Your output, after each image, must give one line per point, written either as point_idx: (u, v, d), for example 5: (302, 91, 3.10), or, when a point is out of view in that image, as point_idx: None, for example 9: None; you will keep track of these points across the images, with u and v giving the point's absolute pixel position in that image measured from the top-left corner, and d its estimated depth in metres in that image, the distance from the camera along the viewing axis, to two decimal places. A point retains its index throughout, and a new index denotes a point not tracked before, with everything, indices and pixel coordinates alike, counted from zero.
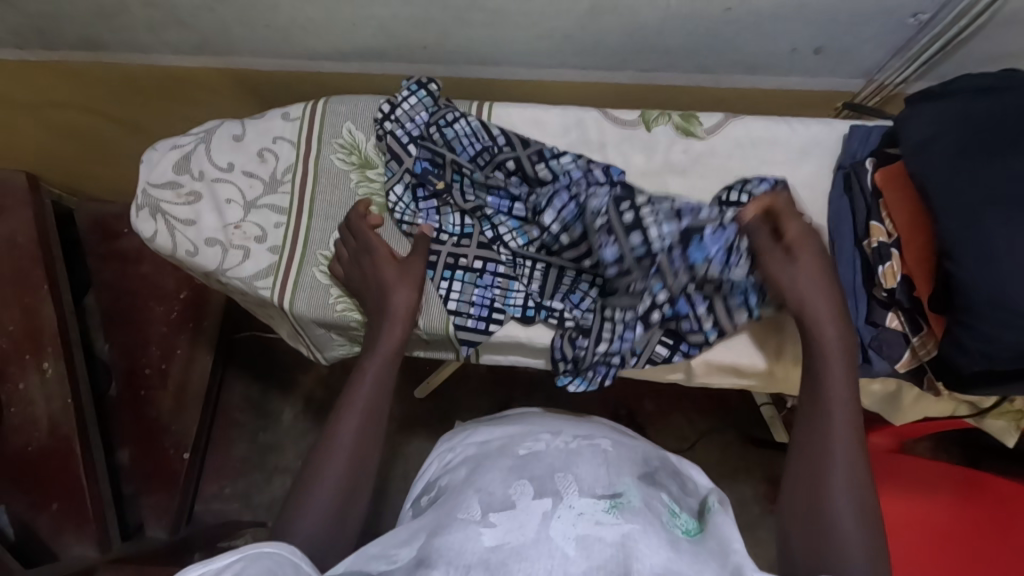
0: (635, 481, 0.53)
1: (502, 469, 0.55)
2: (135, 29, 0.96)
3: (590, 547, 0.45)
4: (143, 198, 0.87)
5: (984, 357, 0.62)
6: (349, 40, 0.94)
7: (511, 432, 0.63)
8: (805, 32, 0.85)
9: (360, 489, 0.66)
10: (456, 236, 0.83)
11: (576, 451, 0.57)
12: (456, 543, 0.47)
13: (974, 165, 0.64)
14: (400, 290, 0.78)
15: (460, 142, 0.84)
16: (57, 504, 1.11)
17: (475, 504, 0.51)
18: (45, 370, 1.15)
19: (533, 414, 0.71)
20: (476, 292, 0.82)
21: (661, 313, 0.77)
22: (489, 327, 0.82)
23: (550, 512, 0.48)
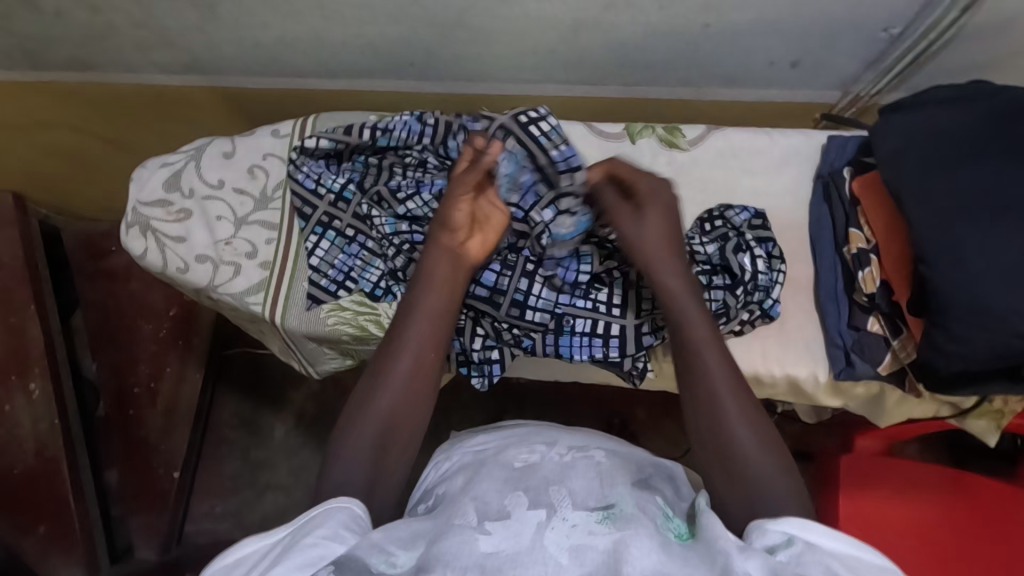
0: (628, 487, 0.55)
1: (498, 479, 0.56)
2: (123, 49, 0.96)
3: (584, 555, 0.46)
4: (133, 217, 0.87)
5: (961, 358, 0.64)
6: (337, 57, 0.95)
7: (506, 441, 0.64)
8: (782, 47, 0.87)
9: (405, 432, 0.64)
10: (334, 197, 0.85)
11: (571, 464, 0.57)
12: (453, 547, 0.47)
13: (943, 174, 0.67)
14: (436, 250, 0.74)
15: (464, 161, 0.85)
16: (44, 526, 1.10)
17: (471, 511, 0.51)
18: (32, 391, 1.14)
19: (530, 424, 0.72)
20: (340, 257, 0.84)
21: (574, 320, 0.78)
22: (337, 292, 0.83)
23: (545, 522, 0.49)
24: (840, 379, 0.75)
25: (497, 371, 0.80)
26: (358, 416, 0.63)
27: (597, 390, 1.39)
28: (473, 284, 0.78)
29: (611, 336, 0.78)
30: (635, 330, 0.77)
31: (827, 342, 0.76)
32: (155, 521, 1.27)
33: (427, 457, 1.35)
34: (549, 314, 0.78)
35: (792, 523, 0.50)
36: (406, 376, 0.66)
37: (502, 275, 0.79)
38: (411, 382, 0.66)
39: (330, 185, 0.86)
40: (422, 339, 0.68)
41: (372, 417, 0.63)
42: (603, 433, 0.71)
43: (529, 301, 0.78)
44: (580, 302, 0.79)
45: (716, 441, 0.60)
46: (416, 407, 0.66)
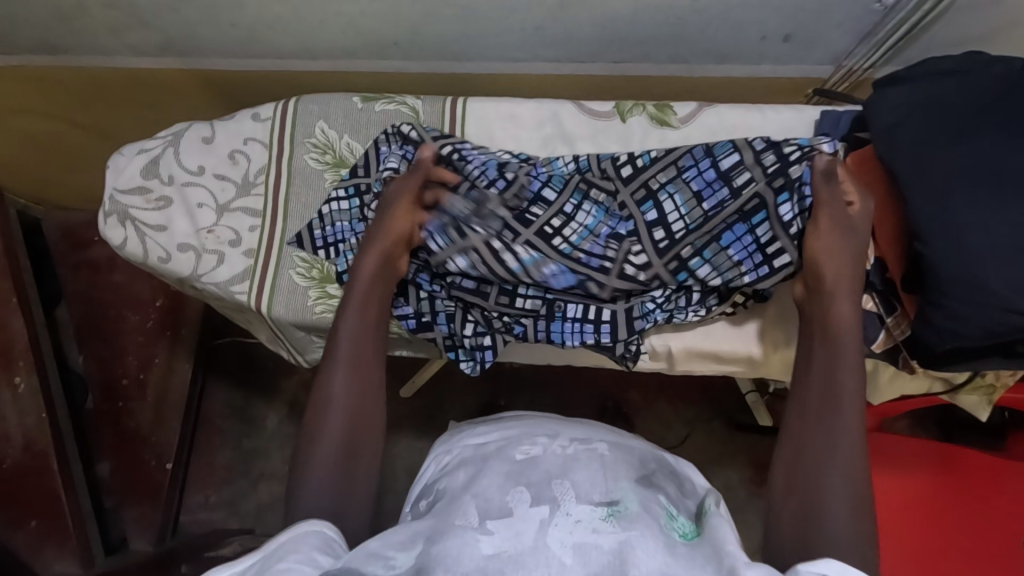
0: (632, 484, 0.54)
1: (500, 473, 0.55)
2: (95, 31, 0.93)
3: (588, 554, 0.46)
4: (110, 205, 0.84)
5: (954, 334, 0.64)
6: (317, 37, 0.92)
7: (510, 433, 0.63)
8: (774, 20, 0.85)
9: (367, 442, 0.64)
10: (346, 188, 0.84)
11: (575, 456, 0.57)
12: (453, 549, 0.47)
13: (940, 148, 0.65)
14: (364, 254, 0.74)
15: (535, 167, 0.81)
16: (36, 520, 1.09)
17: (472, 510, 0.51)
18: (17, 385, 1.11)
19: (531, 415, 0.71)
20: (337, 227, 0.83)
21: (566, 305, 0.77)
22: (318, 249, 0.83)
23: (548, 519, 0.49)
24: None
25: (490, 357, 0.78)
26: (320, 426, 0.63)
27: (590, 372, 1.38)
28: (457, 277, 0.78)
29: (601, 319, 0.77)
30: (626, 315, 0.77)
31: None
32: (149, 513, 1.26)
33: (421, 443, 1.35)
34: (541, 301, 0.77)
35: (828, 563, 0.48)
36: (351, 380, 0.66)
37: None
38: (354, 377, 0.66)
39: (380, 169, 0.83)
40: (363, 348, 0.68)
41: (332, 425, 0.63)
42: (606, 426, 0.69)
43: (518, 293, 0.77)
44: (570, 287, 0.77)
45: (807, 490, 0.58)
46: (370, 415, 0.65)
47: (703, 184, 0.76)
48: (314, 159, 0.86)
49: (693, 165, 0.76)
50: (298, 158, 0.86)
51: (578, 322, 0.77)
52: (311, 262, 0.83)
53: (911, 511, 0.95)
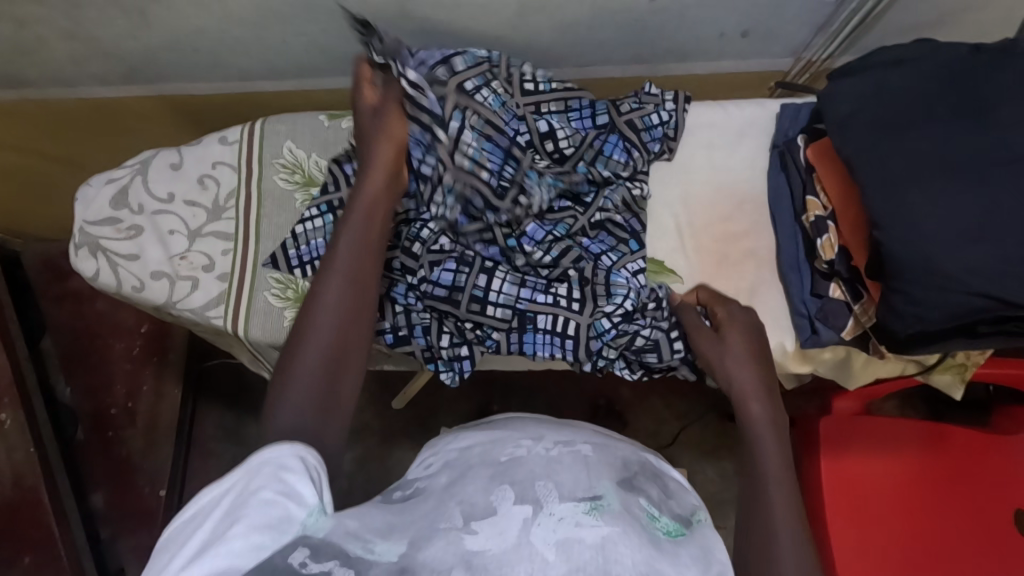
0: (614, 484, 0.55)
1: (484, 477, 0.55)
2: (58, 63, 0.93)
3: (571, 550, 0.46)
4: (81, 237, 0.84)
5: (919, 319, 0.65)
6: (281, 58, 0.92)
7: (493, 437, 0.64)
8: (730, 17, 0.86)
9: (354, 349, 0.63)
10: (320, 202, 0.83)
11: (557, 458, 0.58)
12: (438, 552, 0.46)
13: (893, 138, 0.66)
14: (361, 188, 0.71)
15: (489, 113, 0.78)
16: (29, 555, 1.10)
17: (456, 513, 0.51)
18: (2, 423, 1.10)
19: (519, 418, 0.71)
20: (311, 243, 0.82)
21: (537, 317, 0.77)
22: (295, 267, 0.82)
23: (530, 518, 0.49)
24: (807, 347, 0.76)
25: (468, 367, 0.79)
26: (305, 335, 0.62)
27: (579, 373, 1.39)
28: (430, 285, 0.77)
29: (567, 330, 0.77)
30: (587, 330, 0.76)
31: (792, 312, 0.77)
32: (145, 540, 1.26)
33: (414, 453, 1.36)
34: (512, 311, 0.77)
35: None
36: (346, 285, 0.65)
37: (460, 272, 0.77)
38: (349, 283, 0.65)
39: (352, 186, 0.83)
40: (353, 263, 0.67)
41: (311, 347, 0.61)
42: (599, 429, 0.71)
43: (490, 288, 0.77)
44: (540, 297, 0.77)
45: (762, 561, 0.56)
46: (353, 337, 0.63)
47: (607, 130, 0.82)
48: (283, 178, 0.86)
49: (577, 107, 0.82)
50: (269, 179, 0.86)
51: (548, 333, 0.77)
52: (286, 283, 0.83)
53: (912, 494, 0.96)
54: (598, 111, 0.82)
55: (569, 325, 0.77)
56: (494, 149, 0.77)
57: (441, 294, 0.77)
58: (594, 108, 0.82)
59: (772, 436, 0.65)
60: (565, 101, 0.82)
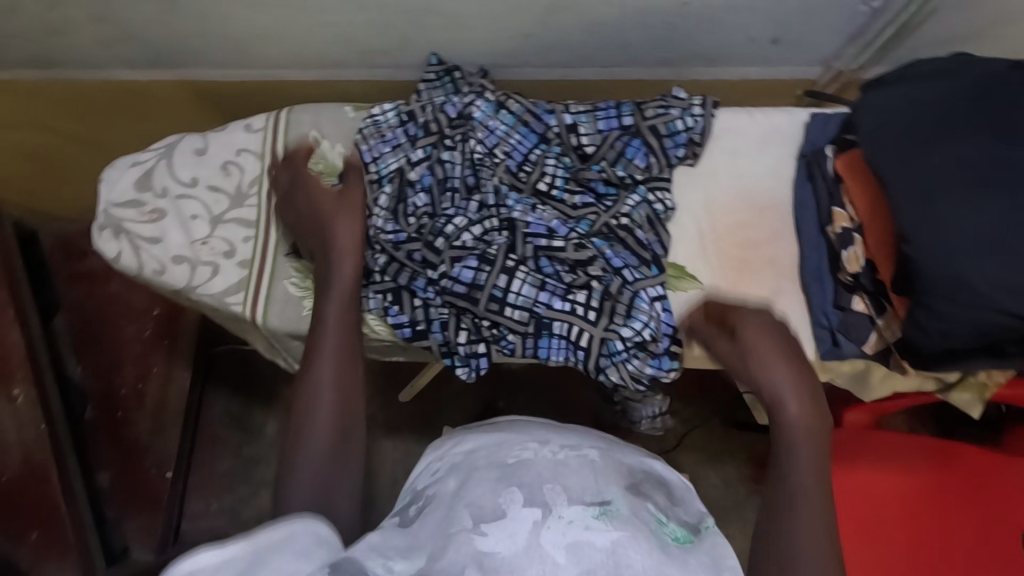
0: (622, 489, 0.55)
1: (492, 478, 0.55)
2: (86, 46, 0.94)
3: (581, 552, 0.46)
4: (105, 219, 0.85)
5: (943, 333, 0.64)
6: (308, 49, 0.93)
7: (499, 438, 0.63)
8: (761, 24, 0.86)
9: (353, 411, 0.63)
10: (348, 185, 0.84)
11: (565, 461, 0.57)
12: (452, 559, 0.47)
13: (927, 150, 0.66)
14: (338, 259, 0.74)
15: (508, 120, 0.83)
16: (37, 531, 1.13)
17: (465, 516, 0.51)
18: (16, 398, 1.14)
19: (523, 421, 0.71)
20: None
21: (553, 322, 0.76)
22: None
23: (540, 521, 0.49)
24: (827, 359, 0.75)
25: (485, 364, 0.78)
26: (304, 405, 0.62)
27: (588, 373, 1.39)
28: (450, 281, 0.77)
29: (577, 337, 0.76)
30: (602, 339, 0.76)
31: (812, 321, 0.76)
32: (150, 521, 1.26)
33: (420, 447, 1.36)
34: (529, 313, 0.76)
35: None
36: (335, 361, 0.65)
37: (482, 271, 0.77)
38: (339, 355, 0.66)
39: (375, 172, 0.84)
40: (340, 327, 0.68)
41: (321, 395, 0.62)
42: (595, 432, 0.70)
43: (511, 287, 0.76)
44: (558, 303, 0.76)
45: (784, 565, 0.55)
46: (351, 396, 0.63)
47: (633, 134, 0.82)
48: (307, 168, 0.87)
49: (604, 110, 0.84)
50: None
51: (562, 338, 0.76)
52: (305, 272, 0.83)
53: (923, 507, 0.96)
54: (622, 117, 0.83)
55: (584, 331, 0.76)
56: (523, 139, 0.83)
57: (461, 291, 0.77)
58: (619, 113, 0.83)
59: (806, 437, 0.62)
60: (593, 106, 0.85)
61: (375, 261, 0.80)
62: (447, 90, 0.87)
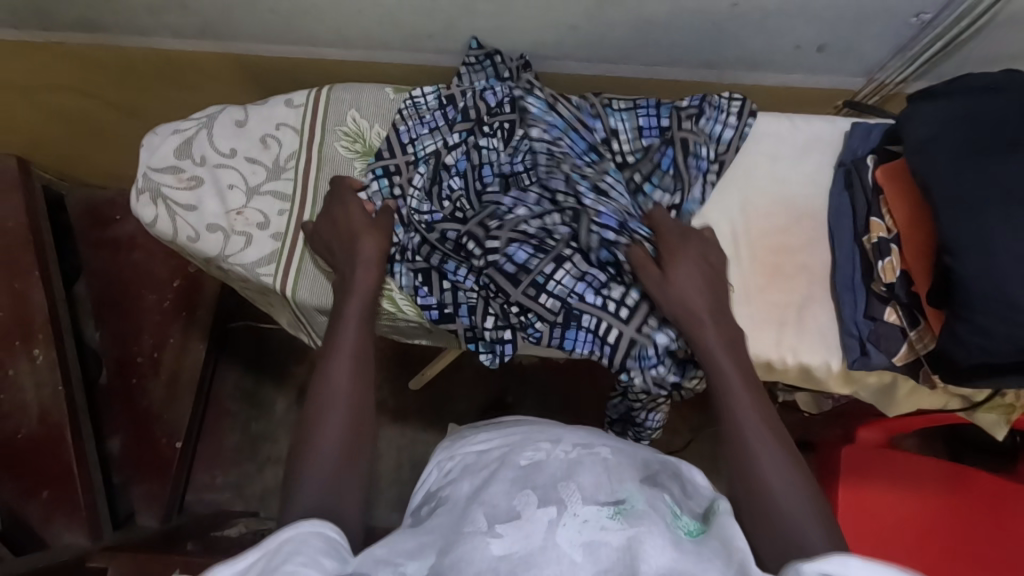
0: (636, 484, 0.55)
1: (506, 479, 0.56)
2: (134, 11, 0.94)
3: (597, 551, 0.47)
4: (143, 183, 0.86)
5: (984, 349, 0.64)
6: (353, 28, 0.93)
7: (511, 437, 0.64)
8: (809, 31, 0.86)
9: (366, 418, 0.66)
10: (387, 157, 0.84)
11: (578, 460, 0.57)
12: (465, 555, 0.48)
13: (976, 165, 0.65)
14: (361, 268, 0.77)
15: (565, 114, 0.83)
16: (47, 491, 1.09)
17: (480, 516, 0.52)
18: (36, 357, 1.14)
19: (528, 420, 0.72)
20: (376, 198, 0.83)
21: (583, 315, 0.77)
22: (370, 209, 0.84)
23: (555, 520, 0.49)
24: (854, 368, 0.75)
25: (509, 351, 0.79)
26: (317, 414, 0.65)
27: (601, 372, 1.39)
28: (503, 258, 0.77)
29: (602, 331, 0.77)
30: (631, 339, 0.76)
31: (842, 331, 0.76)
32: (157, 490, 1.27)
33: (427, 434, 1.37)
34: (562, 304, 0.77)
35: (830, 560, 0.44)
36: (352, 368, 0.69)
37: (535, 255, 0.77)
38: (355, 363, 0.70)
39: (410, 150, 0.84)
40: (357, 338, 0.72)
41: (333, 400, 0.66)
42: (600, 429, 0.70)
43: (552, 278, 0.77)
44: (591, 297, 0.77)
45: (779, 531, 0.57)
46: (361, 405, 0.67)
47: (671, 146, 0.81)
48: (344, 147, 0.87)
49: (645, 109, 0.84)
50: (332, 146, 0.88)
51: (591, 333, 0.77)
52: None
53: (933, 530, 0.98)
54: (659, 114, 0.83)
55: (610, 329, 0.77)
56: (555, 133, 0.82)
57: (508, 270, 0.77)
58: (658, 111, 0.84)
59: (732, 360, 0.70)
60: (633, 105, 0.85)
61: (406, 237, 0.81)
62: (489, 77, 0.87)
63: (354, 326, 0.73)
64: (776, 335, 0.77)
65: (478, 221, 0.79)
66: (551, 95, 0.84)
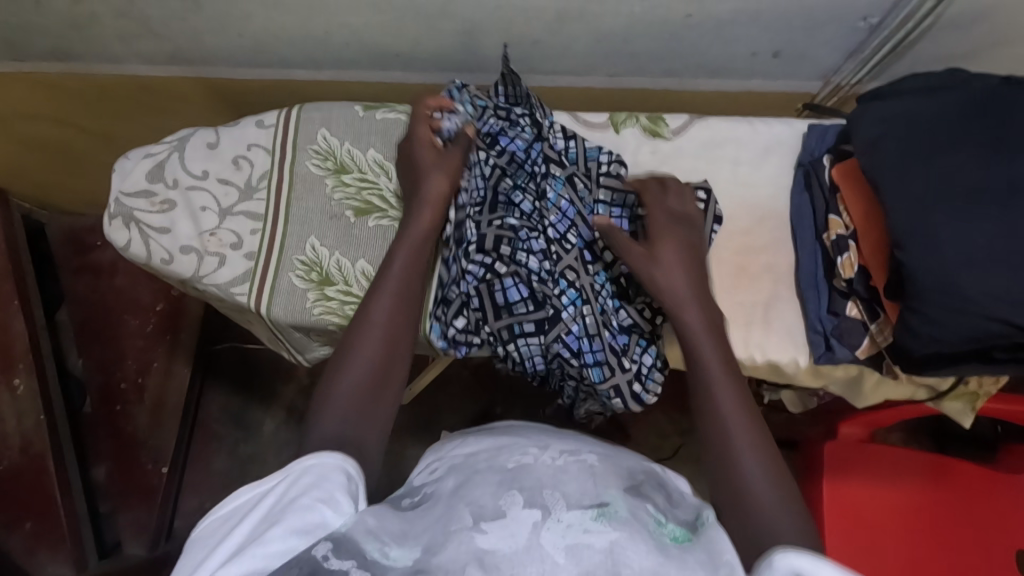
0: (622, 491, 0.55)
1: (492, 482, 0.56)
2: (105, 40, 0.96)
3: (580, 553, 0.47)
4: (116, 208, 0.86)
5: (935, 340, 0.65)
6: (321, 48, 0.95)
7: (499, 443, 0.65)
8: (764, 37, 0.88)
9: (395, 365, 0.70)
10: (466, 105, 0.85)
11: (564, 467, 0.58)
12: (452, 553, 0.47)
13: (920, 163, 0.67)
14: (425, 205, 0.79)
15: (586, 192, 0.81)
16: (31, 522, 1.09)
17: (466, 515, 0.51)
18: (16, 388, 1.12)
19: (519, 426, 0.73)
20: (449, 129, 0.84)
21: (526, 362, 0.79)
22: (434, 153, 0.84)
23: (540, 522, 0.49)
24: (821, 364, 0.77)
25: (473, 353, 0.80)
26: (355, 342, 0.70)
27: None
28: (500, 286, 0.76)
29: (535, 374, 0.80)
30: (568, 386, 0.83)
31: (807, 328, 0.77)
32: (144, 517, 1.26)
33: (416, 448, 1.37)
34: (506, 351, 0.78)
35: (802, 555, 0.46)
36: (392, 307, 0.72)
37: (527, 300, 0.76)
38: (396, 305, 0.73)
39: (477, 111, 0.84)
40: (404, 284, 0.75)
41: (369, 339, 0.70)
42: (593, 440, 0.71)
43: (524, 336, 0.77)
44: (536, 364, 0.79)
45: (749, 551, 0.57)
46: (394, 355, 0.70)
47: None
48: (316, 165, 0.89)
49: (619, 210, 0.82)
50: (305, 165, 0.89)
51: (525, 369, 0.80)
52: (310, 266, 0.85)
53: (920, 526, 0.98)
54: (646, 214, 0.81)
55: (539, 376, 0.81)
56: (559, 221, 0.80)
57: (500, 295, 0.76)
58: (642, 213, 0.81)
59: (742, 426, 0.65)
60: (616, 194, 0.81)
61: (463, 190, 0.81)
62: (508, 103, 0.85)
63: (400, 264, 0.75)
64: (743, 334, 0.79)
65: (500, 239, 0.77)
66: (574, 158, 0.83)
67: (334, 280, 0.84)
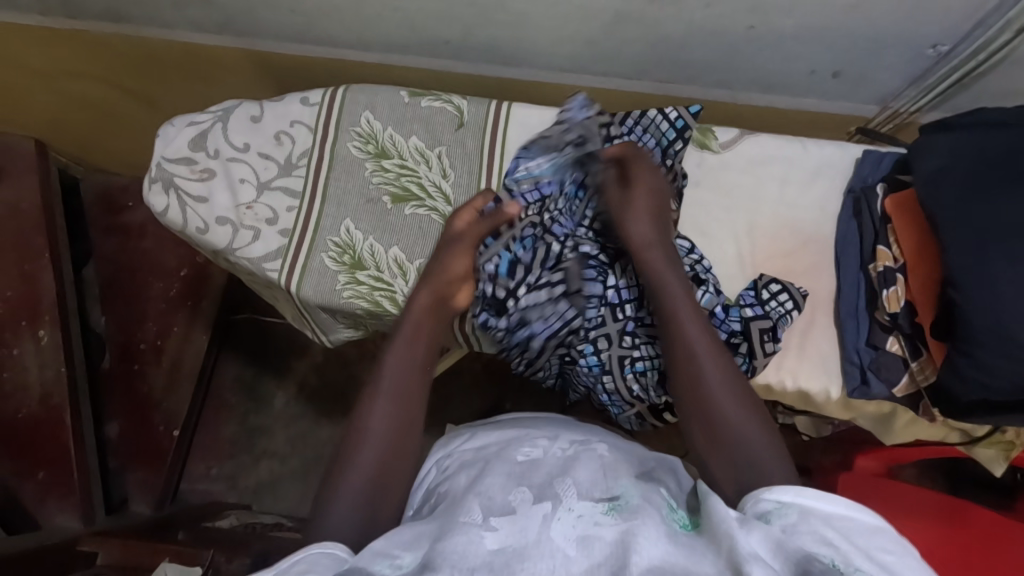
0: (632, 480, 0.54)
1: (502, 474, 0.56)
2: (160, 7, 0.96)
3: (591, 545, 0.45)
4: (157, 172, 0.87)
5: (983, 387, 0.64)
6: (373, 30, 0.94)
7: (507, 437, 0.65)
8: (825, 56, 0.86)
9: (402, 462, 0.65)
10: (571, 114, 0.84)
11: (574, 457, 0.58)
12: (459, 547, 0.46)
13: (985, 201, 0.65)
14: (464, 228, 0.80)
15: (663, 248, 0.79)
16: (44, 472, 1.10)
17: (475, 509, 0.51)
18: (41, 338, 1.15)
19: (528, 418, 0.73)
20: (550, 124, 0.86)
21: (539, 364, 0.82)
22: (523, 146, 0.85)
23: (550, 514, 0.48)
24: (854, 397, 0.75)
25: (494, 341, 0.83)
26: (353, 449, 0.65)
27: None
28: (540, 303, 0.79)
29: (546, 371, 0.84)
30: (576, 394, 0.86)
31: (844, 358, 0.76)
32: (152, 478, 1.28)
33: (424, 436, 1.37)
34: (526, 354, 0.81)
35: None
36: (389, 413, 0.67)
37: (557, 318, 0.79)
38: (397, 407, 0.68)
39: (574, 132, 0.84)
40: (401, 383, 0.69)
41: (365, 438, 0.65)
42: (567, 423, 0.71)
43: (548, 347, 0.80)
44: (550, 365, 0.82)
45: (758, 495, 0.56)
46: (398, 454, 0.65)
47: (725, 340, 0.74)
48: (355, 148, 0.88)
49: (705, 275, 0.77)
50: (344, 147, 0.88)
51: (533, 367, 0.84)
52: (343, 248, 0.84)
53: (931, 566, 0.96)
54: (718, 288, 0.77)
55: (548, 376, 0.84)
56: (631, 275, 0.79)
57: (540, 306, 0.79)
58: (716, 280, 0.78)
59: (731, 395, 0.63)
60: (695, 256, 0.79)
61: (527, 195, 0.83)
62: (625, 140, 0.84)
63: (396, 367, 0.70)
64: (776, 360, 0.77)
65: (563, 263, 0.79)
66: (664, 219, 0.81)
67: (365, 264, 0.84)
